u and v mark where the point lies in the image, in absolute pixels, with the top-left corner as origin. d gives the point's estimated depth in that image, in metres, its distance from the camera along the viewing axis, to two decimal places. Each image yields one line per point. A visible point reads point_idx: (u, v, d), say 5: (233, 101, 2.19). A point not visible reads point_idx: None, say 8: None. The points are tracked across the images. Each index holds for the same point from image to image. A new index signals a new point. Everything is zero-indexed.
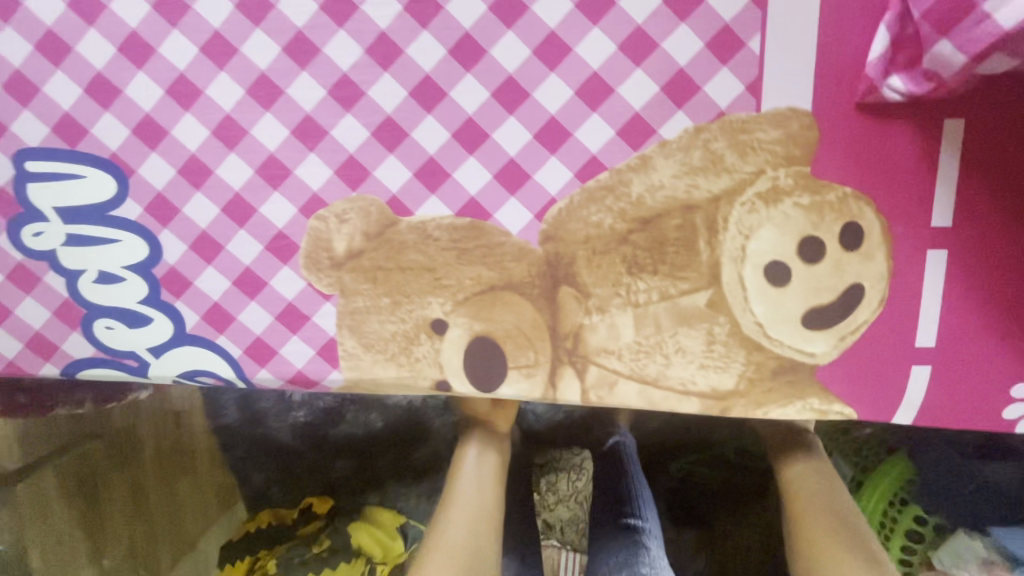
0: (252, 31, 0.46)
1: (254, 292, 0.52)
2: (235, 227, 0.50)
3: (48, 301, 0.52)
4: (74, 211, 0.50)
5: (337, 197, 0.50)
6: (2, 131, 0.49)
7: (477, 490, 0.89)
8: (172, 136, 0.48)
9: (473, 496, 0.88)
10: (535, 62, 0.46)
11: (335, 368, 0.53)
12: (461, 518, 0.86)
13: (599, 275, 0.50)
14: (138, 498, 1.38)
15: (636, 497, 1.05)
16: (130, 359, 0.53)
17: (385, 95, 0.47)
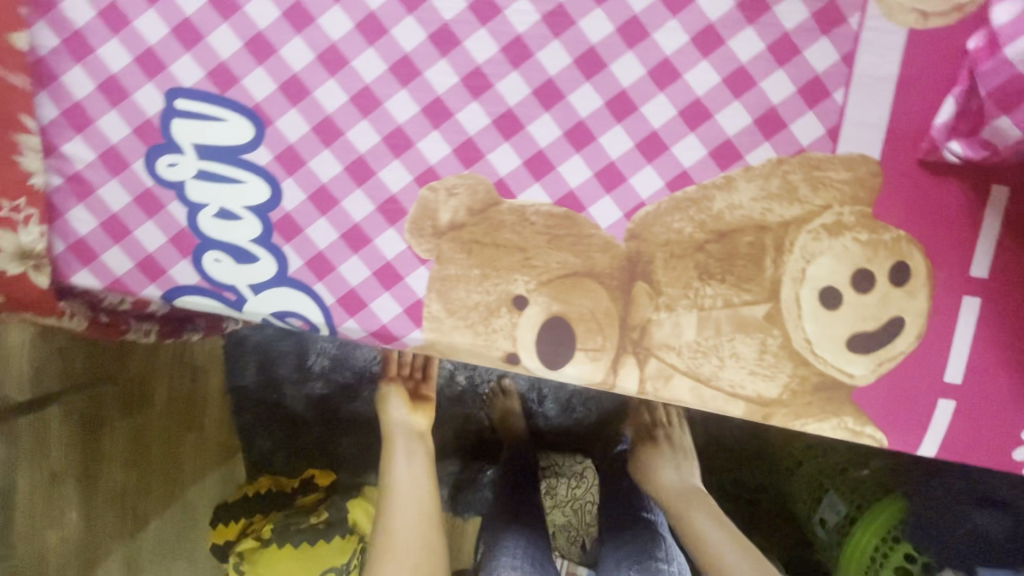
0: (404, 16, 0.52)
1: (358, 247, 0.57)
2: (353, 186, 0.55)
3: (167, 228, 0.56)
4: (210, 149, 0.55)
5: (450, 172, 0.55)
6: (160, 69, 0.54)
7: (411, 480, 1.01)
8: (313, 97, 0.54)
9: (409, 485, 1.00)
10: (647, 82, 0.53)
11: (417, 327, 0.58)
12: (406, 508, 0.98)
13: (672, 276, 0.56)
14: (139, 447, 1.39)
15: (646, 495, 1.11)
16: (230, 292, 0.58)
17: (511, 89, 0.53)
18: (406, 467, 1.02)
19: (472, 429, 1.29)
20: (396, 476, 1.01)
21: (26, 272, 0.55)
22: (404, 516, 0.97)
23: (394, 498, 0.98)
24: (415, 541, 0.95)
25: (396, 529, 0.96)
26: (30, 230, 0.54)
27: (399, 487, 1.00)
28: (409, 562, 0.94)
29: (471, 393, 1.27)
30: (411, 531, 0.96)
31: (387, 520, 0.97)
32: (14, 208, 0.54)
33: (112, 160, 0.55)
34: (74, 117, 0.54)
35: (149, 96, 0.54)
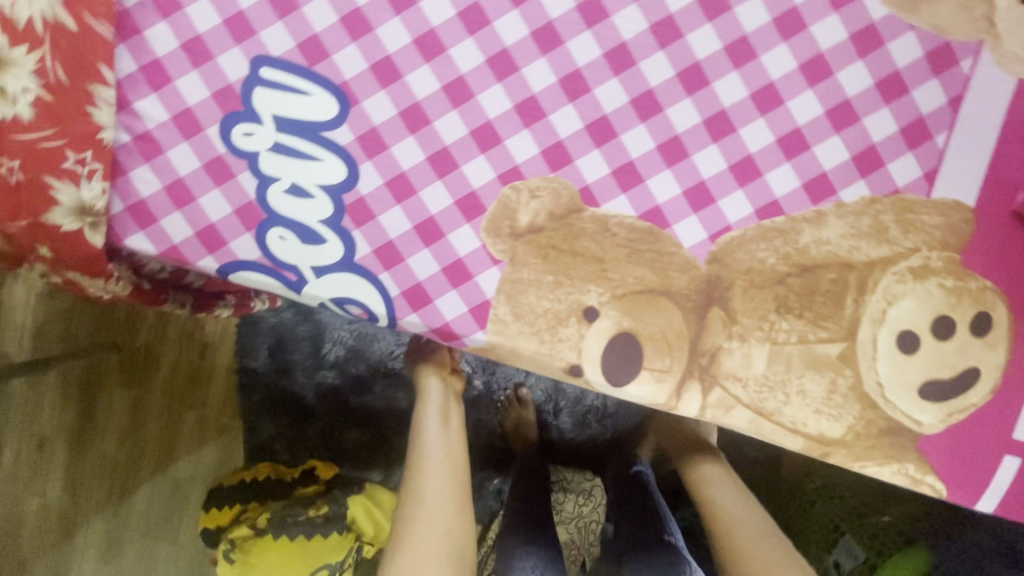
0: (509, 9, 0.51)
1: (430, 241, 0.55)
2: (433, 177, 0.54)
3: (234, 199, 0.54)
4: (291, 123, 0.53)
5: (536, 173, 0.53)
6: (249, 34, 0.52)
7: (444, 448, 0.96)
8: (404, 81, 0.52)
9: (441, 453, 0.95)
10: (748, 104, 0.52)
11: (481, 328, 0.56)
12: (437, 475, 0.91)
13: (749, 305, 0.54)
14: (137, 419, 1.35)
15: (665, 518, 1.08)
16: (290, 272, 0.55)
17: (609, 96, 0.52)
18: (438, 433, 0.98)
19: (487, 432, 1.27)
20: (427, 444, 0.96)
21: (82, 229, 0.52)
22: (436, 483, 0.90)
23: (426, 460, 0.93)
24: (447, 510, 0.88)
25: (427, 496, 0.89)
26: (92, 185, 0.51)
27: (432, 448, 0.96)
28: (439, 533, 0.85)
29: (488, 396, 1.26)
30: (442, 500, 0.89)
31: (416, 487, 0.90)
32: (79, 160, 0.51)
33: (185, 124, 0.53)
34: (153, 75, 0.52)
35: (233, 61, 0.52)
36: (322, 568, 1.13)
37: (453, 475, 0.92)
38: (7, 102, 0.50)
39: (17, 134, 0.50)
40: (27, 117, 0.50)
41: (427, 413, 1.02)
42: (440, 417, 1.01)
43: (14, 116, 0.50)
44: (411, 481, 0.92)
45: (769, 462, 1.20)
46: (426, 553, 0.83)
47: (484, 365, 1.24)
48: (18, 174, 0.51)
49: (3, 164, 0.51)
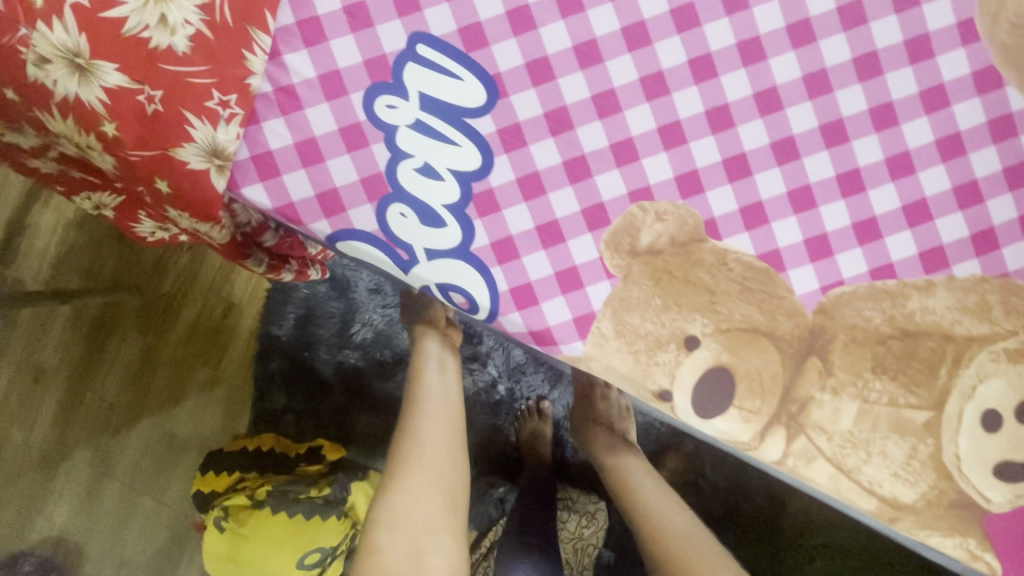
0: (672, 34, 0.52)
1: (548, 244, 0.55)
2: (564, 182, 0.54)
3: (362, 167, 0.54)
4: (436, 104, 0.53)
5: (665, 197, 0.54)
6: (414, 10, 0.52)
7: (443, 396, 0.89)
8: (555, 84, 0.53)
9: (439, 399, 0.88)
10: (882, 167, 0.53)
11: (580, 339, 0.56)
12: (436, 423, 0.84)
13: (848, 361, 0.55)
14: (143, 368, 1.31)
15: None
16: (403, 251, 0.56)
17: (750, 136, 0.53)
18: (437, 380, 0.91)
19: (497, 439, 1.25)
20: (425, 390, 0.89)
21: (210, 170, 0.52)
22: (432, 430, 0.83)
23: (421, 411, 0.85)
24: (445, 453, 0.81)
25: (422, 439, 0.82)
26: (230, 129, 0.51)
27: (428, 398, 0.88)
28: (437, 478, 0.79)
29: (506, 406, 1.24)
30: (439, 448, 0.82)
31: (411, 435, 0.82)
32: (222, 102, 0.50)
33: (330, 84, 0.52)
34: (308, 30, 0.51)
35: (392, 34, 0.52)
36: (313, 551, 1.11)
37: (448, 426, 0.85)
38: (164, 30, 0.48)
39: (166, 65, 0.49)
40: (181, 50, 0.49)
41: (427, 361, 0.94)
42: (439, 364, 0.94)
43: (168, 46, 0.49)
44: (405, 425, 0.84)
45: (772, 507, 1.20)
46: (419, 494, 0.76)
47: (514, 371, 1.23)
48: (156, 105, 0.50)
49: (143, 92, 0.50)
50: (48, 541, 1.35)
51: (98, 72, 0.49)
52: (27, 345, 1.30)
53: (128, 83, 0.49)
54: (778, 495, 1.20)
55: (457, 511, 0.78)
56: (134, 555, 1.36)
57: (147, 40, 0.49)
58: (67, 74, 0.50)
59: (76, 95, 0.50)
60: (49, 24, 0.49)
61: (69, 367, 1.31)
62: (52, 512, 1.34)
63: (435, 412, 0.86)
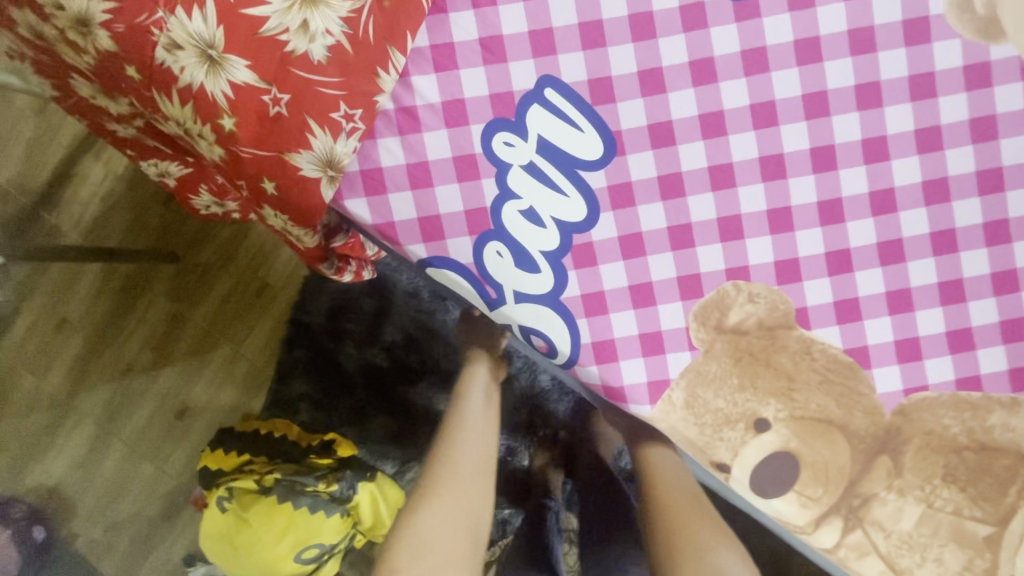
0: (800, 119, 0.52)
1: (639, 305, 0.54)
2: (665, 247, 0.54)
3: (468, 200, 0.53)
4: (554, 150, 0.52)
5: (762, 279, 0.54)
6: (548, 53, 0.51)
7: (484, 428, 0.90)
8: (676, 149, 0.52)
9: (479, 431, 0.89)
10: (986, 281, 0.53)
11: (650, 403, 0.55)
12: (473, 454, 0.85)
13: (918, 465, 0.54)
14: (167, 334, 1.30)
15: None
16: (492, 289, 0.55)
17: (859, 233, 0.53)
18: (481, 411, 0.92)
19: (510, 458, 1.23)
20: (468, 418, 0.90)
21: (321, 179, 0.51)
22: (468, 461, 0.84)
23: (460, 438, 0.87)
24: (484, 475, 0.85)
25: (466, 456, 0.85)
26: (348, 142, 0.50)
27: (468, 428, 0.89)
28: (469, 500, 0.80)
29: (522, 426, 1.23)
30: (472, 478, 0.82)
31: (447, 460, 0.84)
32: (346, 115, 0.50)
33: (452, 112, 0.52)
34: (440, 58, 0.51)
35: (522, 74, 0.52)
36: (311, 546, 1.11)
37: (485, 460, 0.86)
38: (303, 36, 0.48)
39: (298, 69, 0.48)
40: (317, 58, 0.48)
41: (472, 388, 0.95)
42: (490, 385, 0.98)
43: (304, 52, 0.48)
44: (442, 448, 0.86)
45: (776, 560, 1.20)
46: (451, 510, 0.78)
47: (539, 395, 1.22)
48: (281, 108, 0.49)
49: (270, 92, 0.49)
50: (40, 491, 1.34)
51: (227, 65, 0.49)
52: (56, 295, 1.29)
53: (256, 81, 0.49)
54: (783, 552, 1.20)
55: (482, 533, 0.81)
56: (123, 519, 1.34)
57: (284, 43, 0.48)
58: (196, 62, 0.49)
59: (200, 83, 0.49)
60: (188, 11, 0.48)
61: (94, 322, 1.30)
62: (51, 462, 1.33)
63: (474, 442, 0.87)
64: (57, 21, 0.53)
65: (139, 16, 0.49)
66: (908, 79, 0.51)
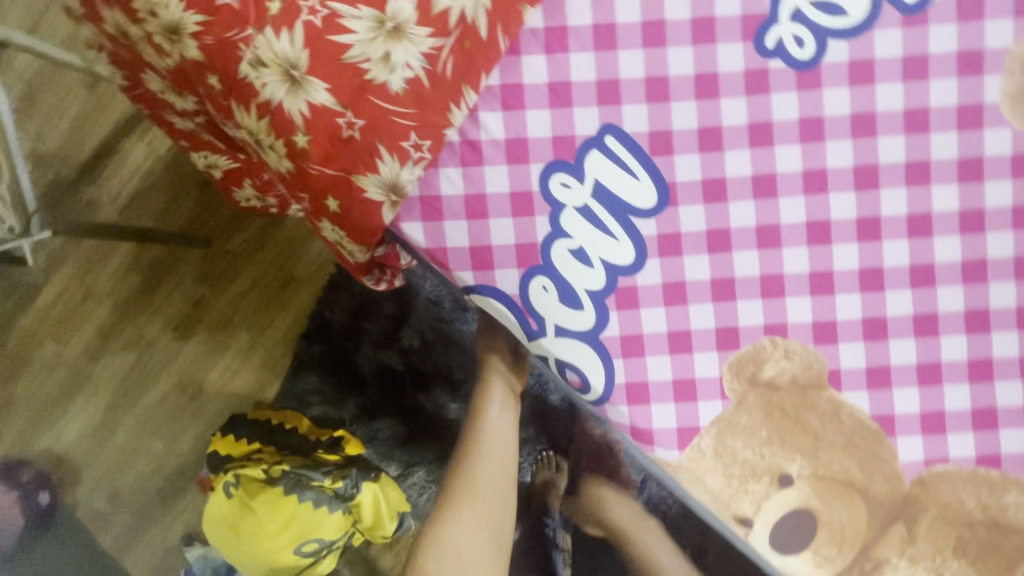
0: (849, 189, 0.53)
1: (675, 351, 0.56)
2: (706, 297, 0.55)
3: (521, 233, 0.55)
4: (609, 196, 0.54)
5: (798, 338, 0.55)
6: (614, 103, 0.53)
7: (503, 438, 0.88)
8: (726, 206, 0.54)
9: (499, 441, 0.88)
10: (1015, 363, 0.54)
11: (678, 449, 0.57)
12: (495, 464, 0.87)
13: (932, 534, 0.55)
14: (188, 318, 1.32)
15: None
16: (534, 321, 0.57)
17: (897, 304, 0.54)
18: (498, 421, 0.88)
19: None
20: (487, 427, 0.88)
21: (384, 203, 0.54)
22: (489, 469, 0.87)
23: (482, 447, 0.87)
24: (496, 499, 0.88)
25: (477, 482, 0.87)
26: (414, 169, 0.53)
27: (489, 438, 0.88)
28: (483, 514, 0.88)
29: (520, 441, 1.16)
30: (495, 483, 0.87)
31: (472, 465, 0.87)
32: (416, 145, 0.52)
33: (515, 149, 0.54)
34: (509, 96, 0.53)
35: (587, 120, 0.54)
36: (310, 541, 1.13)
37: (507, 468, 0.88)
38: (383, 67, 0.50)
39: (376, 98, 0.51)
40: (395, 89, 0.50)
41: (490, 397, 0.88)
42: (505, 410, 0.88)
43: (383, 82, 0.50)
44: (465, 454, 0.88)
45: None
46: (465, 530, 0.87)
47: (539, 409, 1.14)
48: (354, 132, 0.51)
49: (345, 116, 0.51)
50: (50, 456, 1.37)
51: (308, 87, 0.51)
52: (84, 267, 1.32)
53: (333, 104, 0.51)
54: None
55: (498, 541, 0.89)
56: (127, 492, 1.37)
57: (364, 71, 0.50)
58: (278, 81, 0.51)
59: (279, 101, 0.52)
60: (277, 31, 0.50)
61: (118, 297, 1.32)
62: (63, 429, 1.36)
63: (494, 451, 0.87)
64: (147, 26, 0.55)
65: (229, 32, 0.51)
66: (958, 161, 0.52)
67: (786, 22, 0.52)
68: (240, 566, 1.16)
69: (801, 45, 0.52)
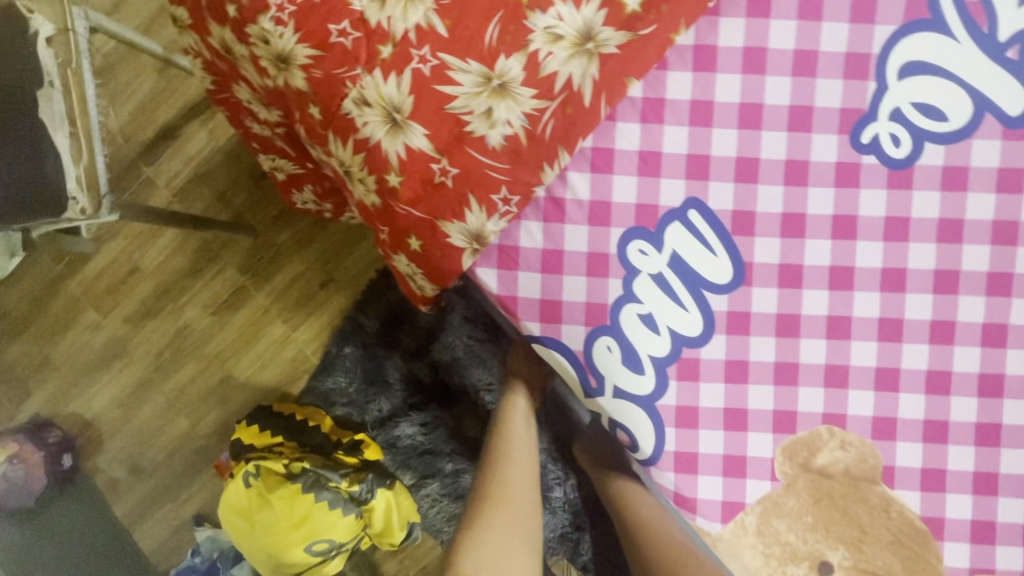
0: (927, 291, 0.54)
1: (729, 427, 0.57)
2: (767, 379, 0.56)
3: (592, 294, 0.56)
4: (685, 268, 0.55)
5: (857, 430, 0.55)
6: (702, 179, 0.54)
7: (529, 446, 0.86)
8: (800, 293, 0.55)
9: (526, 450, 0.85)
10: None
11: (721, 521, 0.57)
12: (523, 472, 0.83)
13: None
14: (227, 306, 1.35)
15: None
16: (594, 379, 0.57)
17: (961, 409, 0.54)
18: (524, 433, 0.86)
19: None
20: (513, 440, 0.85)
21: (465, 250, 0.55)
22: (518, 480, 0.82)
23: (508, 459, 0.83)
24: (529, 505, 0.81)
25: (510, 489, 0.81)
26: (499, 222, 0.54)
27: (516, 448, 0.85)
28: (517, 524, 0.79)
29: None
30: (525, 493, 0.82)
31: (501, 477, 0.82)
32: (505, 198, 0.53)
33: (598, 211, 0.55)
34: (599, 160, 0.54)
35: (673, 193, 0.54)
36: (322, 541, 1.15)
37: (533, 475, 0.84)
38: (484, 121, 0.51)
39: (473, 149, 0.52)
40: (493, 143, 0.52)
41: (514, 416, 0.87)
42: (528, 421, 0.87)
43: (482, 136, 0.52)
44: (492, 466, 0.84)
45: None
46: (498, 534, 0.77)
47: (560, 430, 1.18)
48: (446, 179, 0.53)
49: (440, 162, 0.53)
50: (79, 420, 1.40)
51: (408, 130, 0.52)
52: (132, 243, 1.36)
53: (429, 150, 0.52)
54: None
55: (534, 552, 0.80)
56: (146, 466, 1.40)
57: (465, 123, 0.52)
58: (379, 121, 0.53)
59: (378, 140, 0.53)
60: (385, 75, 0.52)
61: (162, 275, 1.36)
62: (93, 396, 1.39)
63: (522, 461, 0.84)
64: (256, 50, 0.57)
65: (338, 69, 0.53)
66: None
67: (884, 120, 0.52)
68: (250, 555, 1.18)
69: (897, 144, 0.52)
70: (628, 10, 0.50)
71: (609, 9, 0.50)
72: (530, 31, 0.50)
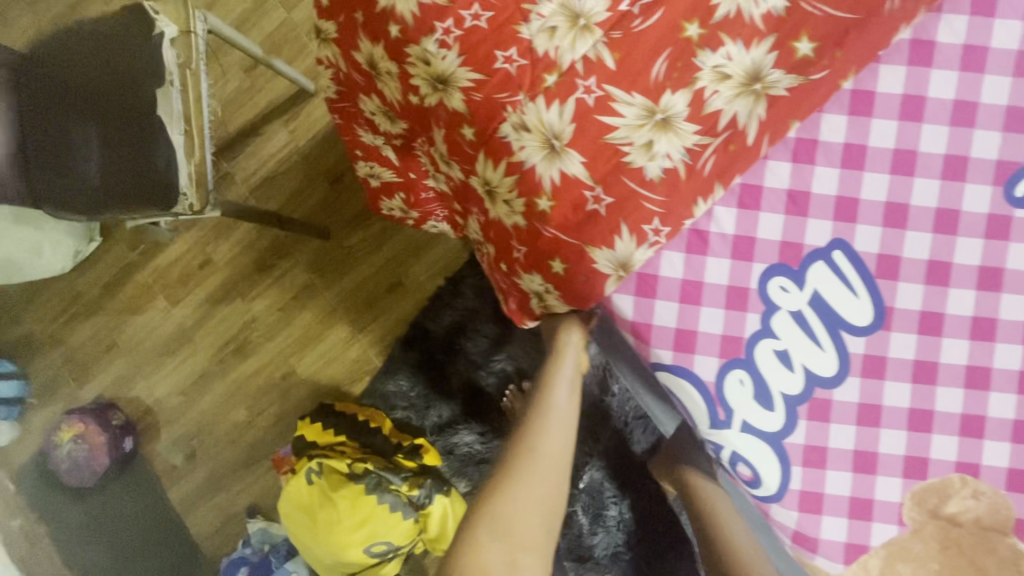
0: None
1: (858, 470, 0.56)
2: (901, 425, 0.56)
3: (728, 327, 0.56)
4: (825, 307, 0.55)
5: (991, 481, 0.55)
6: (849, 221, 0.55)
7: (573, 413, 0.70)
8: (940, 339, 0.55)
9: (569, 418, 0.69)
10: None
11: (843, 562, 0.57)
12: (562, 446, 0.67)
13: None
14: (293, 303, 1.38)
15: None
16: (723, 412, 0.57)
17: None
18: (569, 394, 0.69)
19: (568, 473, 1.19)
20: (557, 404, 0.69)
21: (610, 276, 0.56)
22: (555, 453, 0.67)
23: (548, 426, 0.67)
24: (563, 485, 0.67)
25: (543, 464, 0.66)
26: (647, 251, 0.55)
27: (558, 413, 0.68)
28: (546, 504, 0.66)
29: (583, 445, 1.20)
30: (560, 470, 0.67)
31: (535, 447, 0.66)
32: (656, 229, 0.54)
33: (742, 246, 0.56)
34: (747, 197, 0.55)
35: (819, 232, 0.55)
36: (380, 542, 1.17)
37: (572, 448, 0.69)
38: (644, 153, 0.53)
39: (629, 179, 0.53)
40: (651, 175, 0.53)
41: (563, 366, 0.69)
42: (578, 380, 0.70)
43: (640, 167, 0.53)
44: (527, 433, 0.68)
45: None
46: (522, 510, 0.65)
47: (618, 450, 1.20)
48: (599, 206, 0.54)
49: (594, 190, 0.54)
50: (139, 406, 1.43)
51: (565, 157, 0.54)
52: (206, 236, 1.39)
53: (585, 177, 0.54)
54: None
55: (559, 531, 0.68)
56: (203, 455, 1.42)
57: (624, 153, 0.53)
58: (537, 147, 0.54)
59: (533, 164, 0.55)
60: (548, 102, 0.53)
61: (232, 269, 1.39)
62: (156, 382, 1.43)
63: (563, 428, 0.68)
64: (412, 69, 0.59)
65: (500, 94, 0.54)
66: None
67: None
68: (308, 552, 1.20)
69: None
70: (799, 54, 0.51)
71: (780, 52, 0.51)
72: (698, 69, 0.52)
